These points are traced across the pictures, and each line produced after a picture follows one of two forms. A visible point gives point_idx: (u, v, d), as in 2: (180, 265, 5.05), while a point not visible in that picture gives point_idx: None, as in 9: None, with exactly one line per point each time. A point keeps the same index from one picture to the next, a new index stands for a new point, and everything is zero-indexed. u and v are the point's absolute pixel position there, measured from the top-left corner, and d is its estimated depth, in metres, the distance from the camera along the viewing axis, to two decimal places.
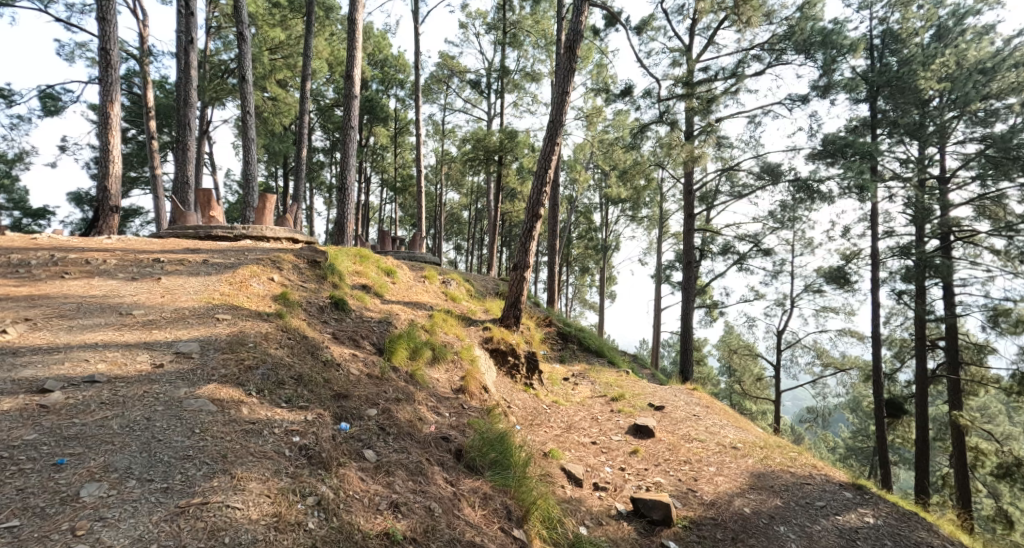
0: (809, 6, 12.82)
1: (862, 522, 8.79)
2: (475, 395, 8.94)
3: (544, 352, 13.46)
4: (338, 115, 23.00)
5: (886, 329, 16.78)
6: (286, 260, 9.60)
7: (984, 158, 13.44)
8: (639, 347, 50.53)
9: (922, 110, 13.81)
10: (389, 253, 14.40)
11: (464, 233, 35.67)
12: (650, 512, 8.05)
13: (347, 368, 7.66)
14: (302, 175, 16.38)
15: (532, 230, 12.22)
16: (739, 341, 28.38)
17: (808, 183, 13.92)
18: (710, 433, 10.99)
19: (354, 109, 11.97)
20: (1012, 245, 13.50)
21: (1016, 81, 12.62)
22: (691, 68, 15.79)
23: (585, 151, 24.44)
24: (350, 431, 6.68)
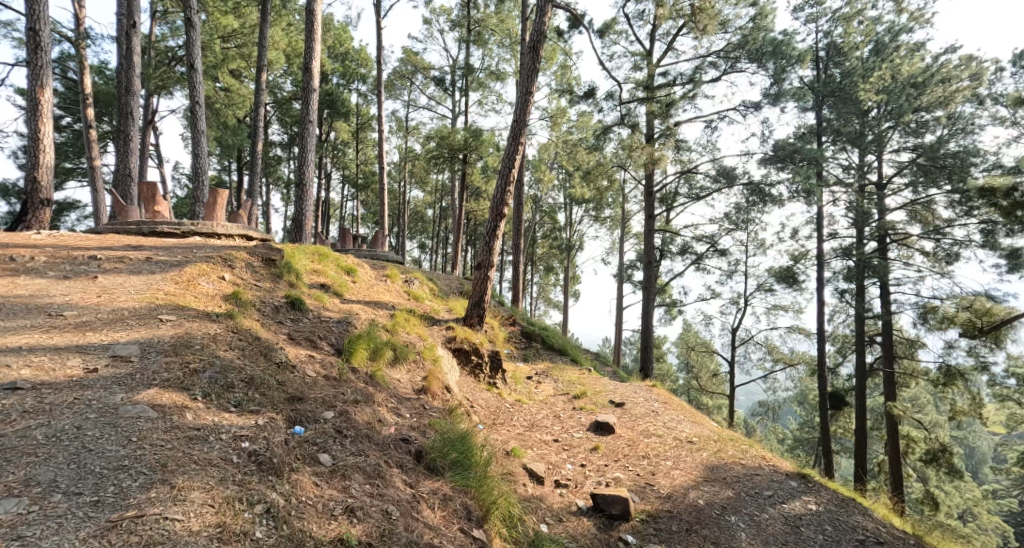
0: (761, 17, 13.38)
1: (806, 509, 9.29)
2: (437, 396, 9.17)
3: (508, 351, 13.71)
4: (297, 108, 22.85)
5: (831, 326, 17.55)
6: (238, 258, 9.65)
7: (916, 166, 14.17)
8: (603, 345, 51.29)
9: (862, 121, 14.49)
10: (350, 251, 14.48)
11: (428, 231, 35.78)
12: (609, 507, 8.37)
13: (303, 370, 7.83)
14: (257, 170, 16.24)
15: (496, 229, 12.49)
16: (696, 339, 29.20)
17: (761, 186, 14.51)
18: (667, 428, 11.41)
19: (313, 103, 11.86)
20: (940, 247, 14.27)
21: (944, 95, 13.55)
22: (652, 72, 16.20)
23: (549, 151, 24.90)
24: (304, 435, 6.86)
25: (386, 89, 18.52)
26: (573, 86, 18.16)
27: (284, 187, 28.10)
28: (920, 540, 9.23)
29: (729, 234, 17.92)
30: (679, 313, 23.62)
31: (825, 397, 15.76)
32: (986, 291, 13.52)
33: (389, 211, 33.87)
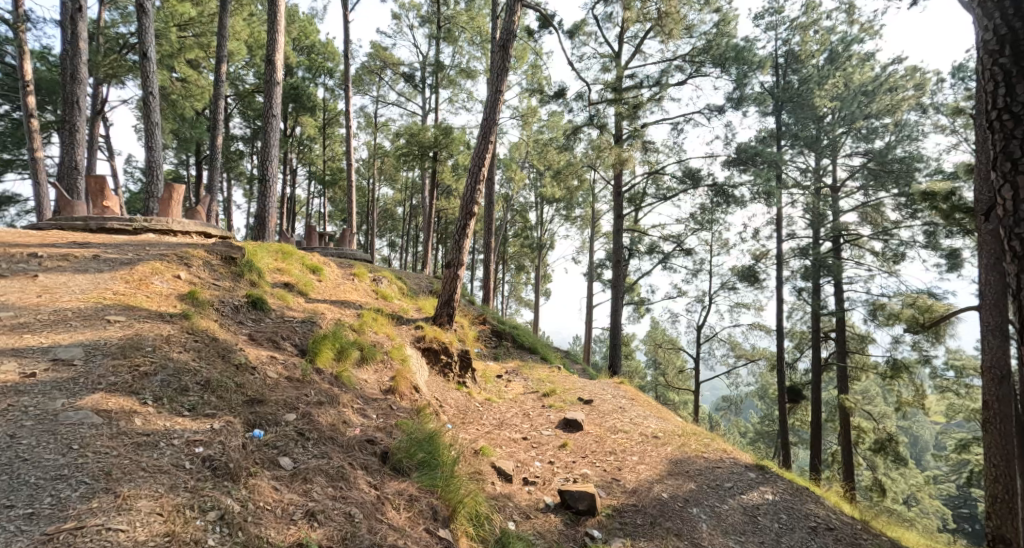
0: (724, 23, 13.70)
1: (763, 499, 9.58)
2: (405, 395, 9.26)
3: (478, 350, 13.79)
4: (260, 101, 22.52)
5: (789, 323, 18.07)
6: (195, 256, 9.56)
7: (867, 170, 14.66)
8: (573, 343, 51.83)
9: (819, 126, 14.90)
10: (318, 249, 14.36)
11: (398, 229, 35.65)
12: (576, 503, 8.55)
13: (264, 372, 7.89)
14: (217, 164, 15.88)
15: (466, 228, 12.59)
16: (664, 336, 29.68)
17: (724, 188, 14.85)
18: (633, 424, 11.62)
19: (276, 96, 11.41)
20: (888, 247, 14.77)
21: (891, 103, 14.17)
22: (620, 75, 16.39)
23: (520, 150, 25.08)
24: (263, 438, 6.93)
25: (354, 84, 18.23)
26: (544, 85, 18.32)
27: (246, 183, 27.68)
28: (867, 526, 9.69)
29: (694, 234, 18.31)
30: (648, 311, 24.00)
31: (783, 392, 16.20)
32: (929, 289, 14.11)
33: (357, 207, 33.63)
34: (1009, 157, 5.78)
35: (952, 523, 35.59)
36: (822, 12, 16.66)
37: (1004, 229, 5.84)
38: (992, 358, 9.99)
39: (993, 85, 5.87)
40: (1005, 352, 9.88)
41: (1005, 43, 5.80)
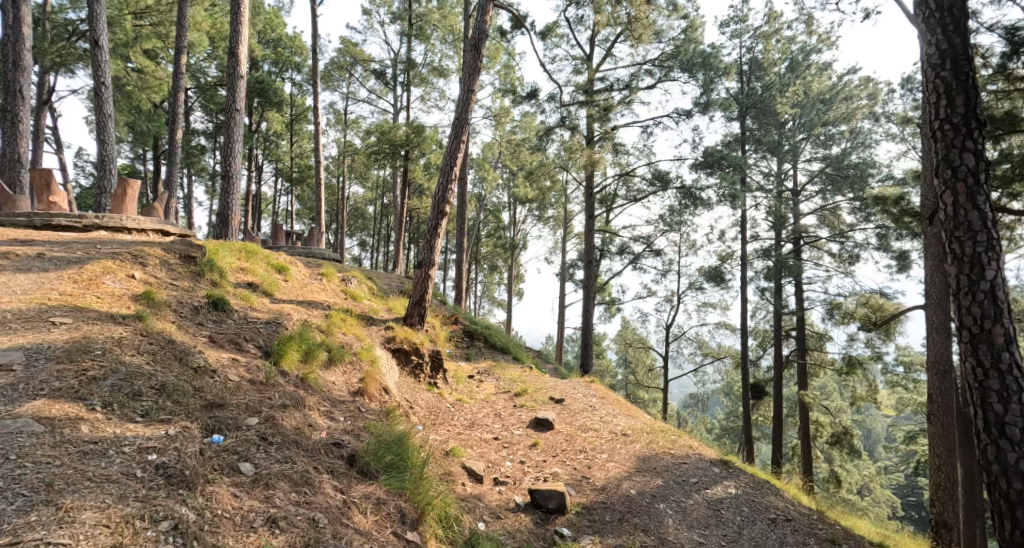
0: (692, 29, 13.83)
1: (726, 493, 9.87)
2: (374, 397, 9.08)
3: (449, 351, 13.61)
4: (222, 95, 21.98)
5: (754, 322, 18.30)
6: (151, 255, 9.26)
7: (825, 175, 15.14)
8: (545, 342, 51.93)
9: (780, 132, 15.75)
10: (285, 248, 14.00)
11: (369, 228, 35.23)
12: (546, 502, 8.44)
13: (224, 375, 7.64)
14: (176, 159, 15.42)
15: (438, 228, 12.43)
16: (634, 335, 29.91)
17: (691, 191, 14.93)
18: (603, 422, 11.56)
19: (239, 90, 11.09)
20: (844, 249, 15.02)
21: (847, 111, 14.91)
22: (592, 77, 16.38)
23: (493, 150, 24.98)
24: (223, 444, 6.69)
25: (322, 80, 17.78)
26: (517, 86, 18.23)
27: (209, 178, 27.03)
28: (822, 516, 10.31)
29: (664, 235, 18.41)
30: (619, 311, 24.09)
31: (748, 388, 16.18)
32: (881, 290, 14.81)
33: (326, 205, 33.12)
34: (950, 164, 6.78)
35: (904, 514, 36.88)
36: (785, 21, 16.89)
37: (948, 233, 6.82)
38: (936, 354, 10.71)
39: (936, 98, 6.89)
40: (946, 347, 10.61)
41: (944, 59, 6.85)
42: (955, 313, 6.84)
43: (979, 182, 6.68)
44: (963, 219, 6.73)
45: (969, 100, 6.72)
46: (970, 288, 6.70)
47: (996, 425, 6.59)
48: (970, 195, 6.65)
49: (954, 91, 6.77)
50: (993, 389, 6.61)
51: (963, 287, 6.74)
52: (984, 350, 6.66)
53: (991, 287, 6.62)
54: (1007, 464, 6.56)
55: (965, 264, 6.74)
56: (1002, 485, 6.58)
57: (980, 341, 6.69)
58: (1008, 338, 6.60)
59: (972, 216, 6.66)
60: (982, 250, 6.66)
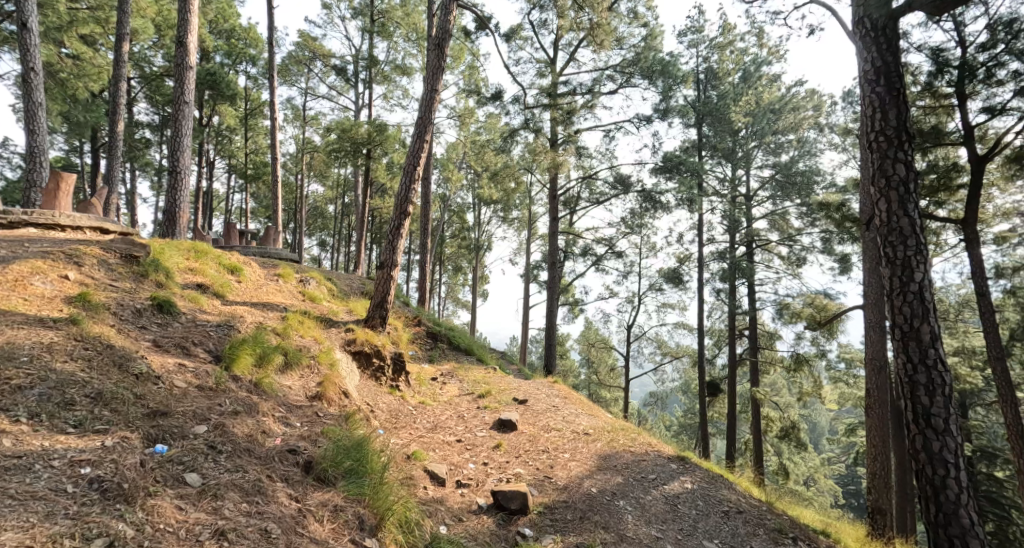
0: (652, 38, 13.93)
1: (683, 488, 9.84)
2: (333, 402, 8.74)
3: (412, 353, 13.27)
4: (169, 86, 21.16)
5: (710, 322, 18.44)
6: (88, 255, 8.77)
7: (775, 182, 15.67)
8: (510, 344, 51.83)
9: (734, 139, 15.88)
10: (238, 248, 13.47)
11: (329, 228, 34.51)
12: (509, 502, 8.21)
13: (170, 381, 7.24)
14: (116, 153, 14.73)
15: (400, 228, 12.14)
16: (597, 336, 30.03)
17: (651, 194, 14.92)
18: (566, 422, 11.39)
19: (188, 81, 10.64)
20: (792, 252, 15.43)
21: (794, 121, 15.28)
22: (556, 80, 16.28)
23: (458, 151, 24.74)
24: (167, 454, 6.34)
25: (280, 74, 17.25)
26: (481, 87, 18.03)
27: (156, 174, 26.03)
28: (770, 507, 10.31)
29: (625, 237, 18.39)
30: (582, 312, 24.04)
31: (703, 386, 17.02)
32: (824, 291, 15.31)
33: (284, 204, 32.28)
34: (884, 174, 7.45)
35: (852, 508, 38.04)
36: (738, 33, 16.96)
37: (882, 238, 7.48)
38: (873, 350, 11.21)
39: (872, 111, 7.57)
40: (882, 346, 11.14)
41: (878, 74, 7.54)
42: (888, 313, 7.49)
43: (908, 191, 7.37)
44: (895, 225, 7.41)
45: (899, 114, 7.41)
46: (901, 290, 7.37)
47: (923, 416, 7.30)
48: (901, 203, 7.31)
49: (887, 105, 7.45)
50: (920, 383, 7.30)
51: (895, 288, 7.41)
52: (913, 348, 7.33)
53: (919, 288, 7.29)
54: (932, 452, 7.27)
55: (897, 267, 7.40)
56: (928, 471, 7.30)
57: (909, 339, 7.35)
58: (933, 336, 7.28)
59: (903, 223, 7.34)
60: (912, 254, 7.33)
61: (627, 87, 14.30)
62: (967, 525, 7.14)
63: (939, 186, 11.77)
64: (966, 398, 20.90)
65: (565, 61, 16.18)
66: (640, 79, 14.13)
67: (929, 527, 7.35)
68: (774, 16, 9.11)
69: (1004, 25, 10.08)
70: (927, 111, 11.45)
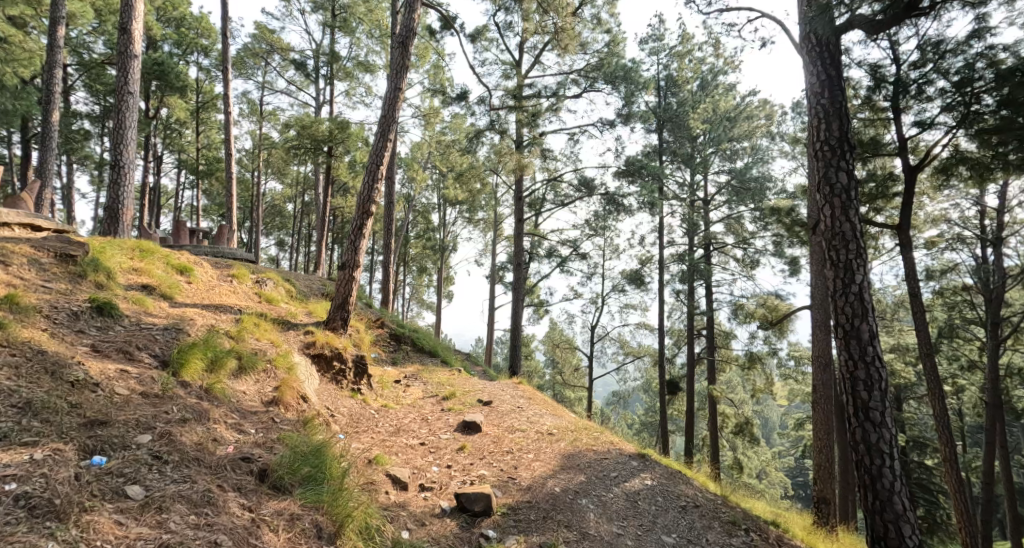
0: (615, 44, 13.86)
1: (643, 484, 9.74)
2: (291, 407, 8.39)
3: (374, 356, 12.88)
4: (111, 75, 20.25)
5: (670, 322, 18.48)
6: (20, 255, 8.25)
7: (731, 187, 15.87)
8: (476, 345, 51.55)
9: (693, 146, 16.19)
10: (188, 247, 12.90)
11: (287, 227, 33.68)
12: (471, 504, 7.95)
13: (110, 388, 6.96)
14: (50, 143, 14.01)
15: (363, 227, 11.79)
16: (561, 336, 29.96)
17: (614, 197, 14.83)
18: (530, 423, 11.17)
19: (133, 70, 10.14)
20: (747, 254, 15.50)
21: (747, 130, 15.48)
22: (521, 83, 16.08)
23: (423, 150, 24.37)
24: (106, 465, 6.18)
25: (235, 67, 16.64)
26: (447, 87, 17.75)
27: (96, 168, 24.91)
28: (725, 500, 10.35)
29: (590, 239, 18.26)
30: (547, 313, 23.90)
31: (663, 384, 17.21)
32: (776, 291, 15.46)
33: (239, 202, 31.36)
34: (828, 182, 8.01)
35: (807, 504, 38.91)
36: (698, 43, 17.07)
37: (828, 242, 8.03)
38: (819, 347, 11.88)
39: (817, 123, 8.14)
40: (827, 343, 11.88)
41: (823, 87, 8.09)
42: (833, 312, 8.03)
43: (850, 199, 7.93)
44: (839, 230, 7.97)
45: (842, 126, 7.98)
46: (843, 291, 7.91)
47: (862, 409, 7.82)
48: (844, 210, 7.88)
49: (831, 117, 8.01)
50: (860, 379, 7.83)
51: (838, 289, 7.95)
52: (854, 345, 7.87)
53: (859, 290, 7.84)
54: (870, 443, 7.79)
55: (840, 270, 7.95)
56: (866, 460, 7.82)
57: (850, 338, 7.89)
58: (872, 334, 7.82)
59: (846, 229, 7.90)
60: (853, 257, 7.87)
61: (590, 92, 14.20)
62: (900, 511, 7.68)
63: (878, 194, 12.08)
64: (900, 391, 21.68)
65: (530, 63, 15.88)
66: (603, 84, 14.05)
67: (867, 513, 7.87)
68: (729, 27, 9.65)
69: (932, 45, 10.45)
70: (866, 123, 11.56)
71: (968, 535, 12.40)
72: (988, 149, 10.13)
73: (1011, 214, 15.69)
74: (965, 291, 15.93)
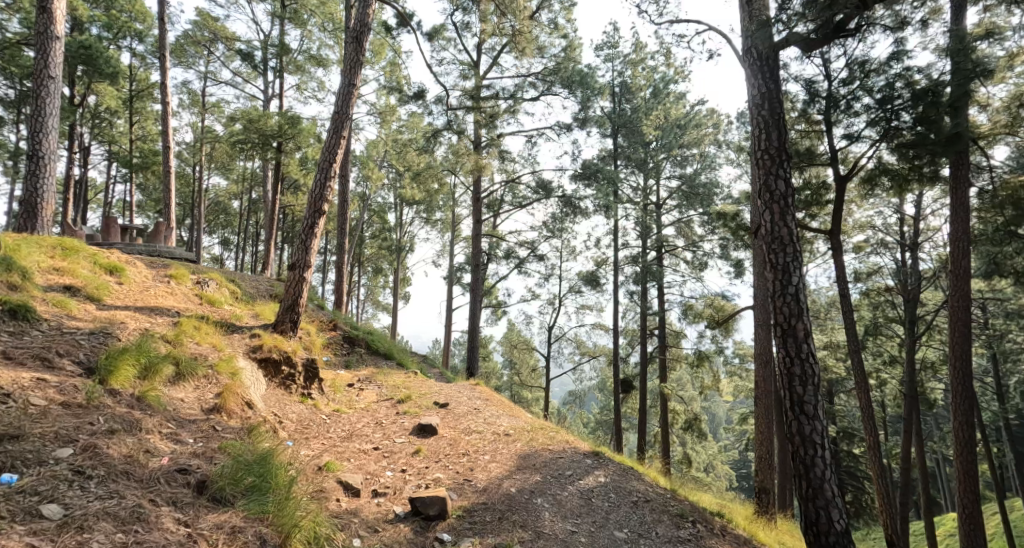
0: (571, 48, 13.63)
1: (597, 482, 9.47)
2: (235, 414, 7.86)
3: (326, 359, 12.31)
4: (31, 59, 18.96)
5: (624, 322, 18.41)
6: None
7: (681, 192, 15.78)
8: (433, 347, 50.92)
9: (645, 151, 16.09)
10: (121, 246, 12.12)
11: (232, 225, 32.45)
12: (426, 508, 7.61)
13: (26, 399, 6.47)
14: None
15: (315, 227, 11.28)
16: (518, 337, 29.72)
17: (571, 200, 14.60)
18: (487, 424, 10.82)
19: (54, 52, 9.53)
20: (696, 256, 15.48)
21: (696, 137, 15.74)
22: (479, 84, 15.72)
23: (379, 148, 23.77)
24: (21, 484, 5.81)
25: (174, 54, 15.86)
26: (404, 84, 17.26)
27: (16, 159, 23.35)
28: (675, 494, 10.21)
29: (547, 241, 18.03)
30: (505, 314, 23.57)
31: (617, 384, 17.01)
32: (722, 291, 15.58)
33: (181, 198, 30.02)
34: (768, 189, 7.89)
35: None
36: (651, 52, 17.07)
37: (766, 246, 7.90)
38: (761, 345, 12.12)
39: (758, 133, 8.04)
40: (768, 341, 12.11)
41: (763, 100, 8.04)
42: (771, 312, 7.91)
43: (789, 205, 7.83)
44: (777, 234, 7.85)
45: (780, 136, 7.90)
46: (781, 291, 7.80)
47: (797, 404, 7.72)
48: (782, 215, 7.77)
49: (770, 128, 7.93)
50: (796, 374, 7.72)
51: (776, 290, 7.83)
52: (790, 343, 7.77)
53: (796, 290, 7.74)
54: (804, 435, 7.69)
55: (778, 271, 7.84)
56: (800, 451, 7.72)
57: (786, 335, 7.80)
58: (807, 332, 7.74)
59: (783, 233, 7.79)
60: (790, 261, 7.79)
61: (547, 96, 13.95)
62: (830, 498, 7.59)
63: (812, 202, 12.12)
64: (832, 386, 22.09)
65: (488, 65, 15.50)
66: (560, 88, 13.83)
67: (801, 501, 7.78)
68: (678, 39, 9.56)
69: (858, 64, 10.54)
70: (802, 135, 11.58)
71: (887, 517, 12.35)
72: (906, 163, 10.70)
73: (925, 221, 16.08)
74: (887, 292, 16.25)
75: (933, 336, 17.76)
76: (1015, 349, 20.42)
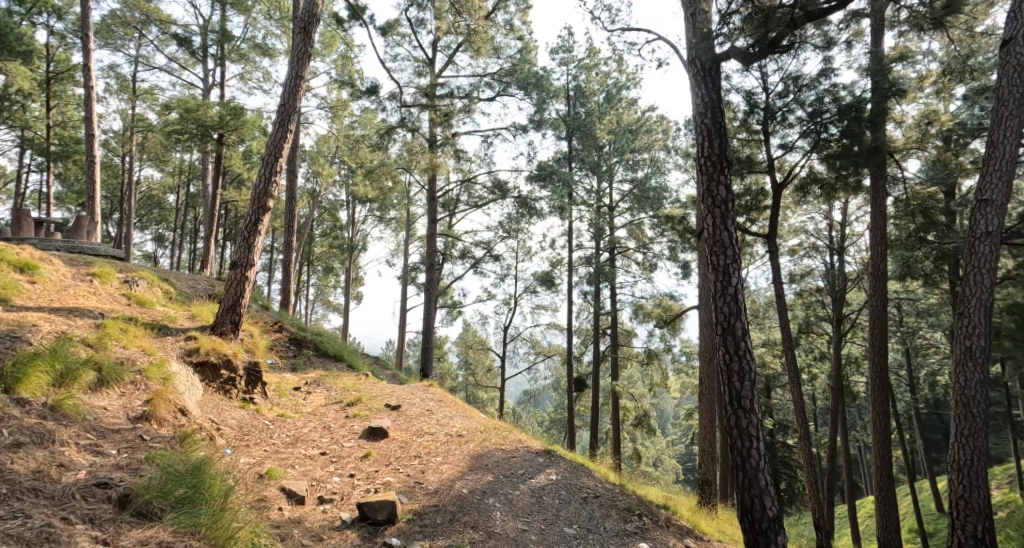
0: (527, 50, 13.27)
1: (549, 480, 9.08)
2: (166, 422, 7.16)
3: (270, 362, 11.62)
4: None
5: (578, 322, 18.14)
6: None
7: (631, 196, 15.62)
8: (386, 347, 49.96)
9: (599, 154, 15.75)
10: (37, 242, 11.17)
11: (170, 219, 30.91)
12: (374, 513, 7.11)
13: None
14: None
15: (259, 223, 10.58)
16: (473, 337, 29.31)
17: (527, 201, 14.22)
18: (439, 425, 10.32)
19: None
20: (647, 258, 15.33)
21: (647, 142, 15.62)
22: (433, 82, 15.20)
23: (330, 144, 22.99)
24: None
25: (99, 35, 14.90)
26: (355, 80, 16.63)
27: None
28: (623, 489, 9.93)
29: (503, 241, 17.63)
30: (460, 314, 23.09)
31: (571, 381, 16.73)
32: (670, 292, 15.46)
33: (113, 191, 28.38)
34: (711, 194, 7.66)
35: None
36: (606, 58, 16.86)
37: (708, 248, 7.66)
38: (706, 344, 11.98)
39: (702, 140, 7.77)
40: (713, 340, 11.97)
41: (706, 109, 7.79)
42: (711, 311, 7.66)
43: (729, 209, 7.61)
44: (718, 238, 7.61)
45: (723, 144, 7.67)
46: (721, 292, 7.56)
47: (733, 399, 7.50)
48: (722, 219, 7.54)
49: (712, 136, 7.68)
50: (734, 371, 7.50)
51: (718, 291, 7.59)
52: (728, 341, 7.53)
53: (735, 290, 7.52)
54: (741, 427, 7.45)
55: (720, 272, 7.59)
56: (737, 444, 7.49)
57: (726, 334, 7.56)
58: (745, 330, 7.52)
59: (723, 236, 7.56)
60: (729, 262, 7.55)
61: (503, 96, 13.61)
62: (764, 487, 7.38)
63: (752, 207, 12.00)
64: (769, 382, 22.40)
65: (443, 63, 14.98)
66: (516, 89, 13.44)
67: (737, 490, 7.54)
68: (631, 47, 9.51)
69: (791, 79, 10.44)
70: (743, 143, 11.46)
71: (814, 501, 12.25)
72: (833, 172, 10.58)
73: (851, 227, 16.30)
74: (818, 292, 16.63)
75: (860, 335, 18.10)
76: (934, 345, 21.12)
